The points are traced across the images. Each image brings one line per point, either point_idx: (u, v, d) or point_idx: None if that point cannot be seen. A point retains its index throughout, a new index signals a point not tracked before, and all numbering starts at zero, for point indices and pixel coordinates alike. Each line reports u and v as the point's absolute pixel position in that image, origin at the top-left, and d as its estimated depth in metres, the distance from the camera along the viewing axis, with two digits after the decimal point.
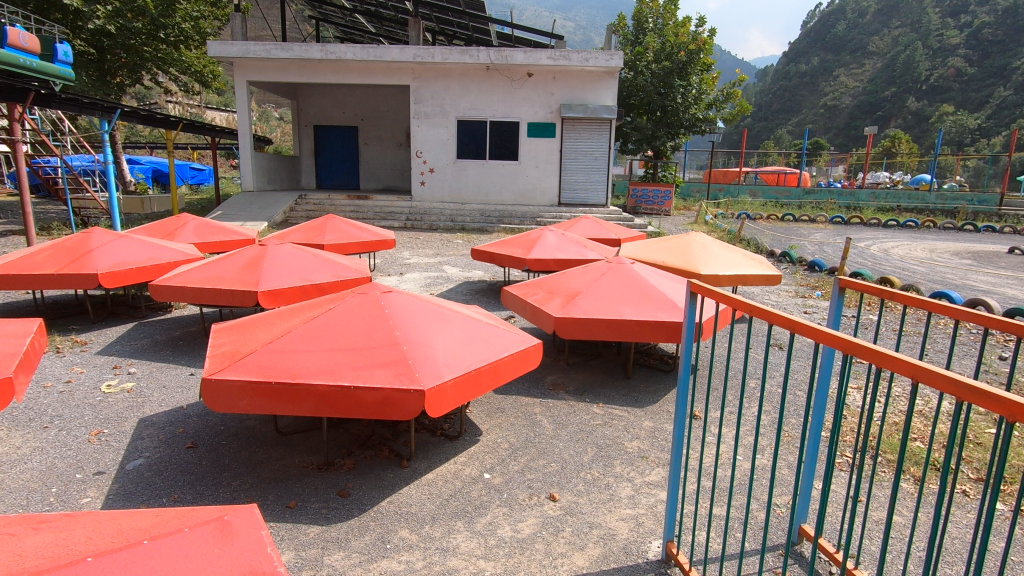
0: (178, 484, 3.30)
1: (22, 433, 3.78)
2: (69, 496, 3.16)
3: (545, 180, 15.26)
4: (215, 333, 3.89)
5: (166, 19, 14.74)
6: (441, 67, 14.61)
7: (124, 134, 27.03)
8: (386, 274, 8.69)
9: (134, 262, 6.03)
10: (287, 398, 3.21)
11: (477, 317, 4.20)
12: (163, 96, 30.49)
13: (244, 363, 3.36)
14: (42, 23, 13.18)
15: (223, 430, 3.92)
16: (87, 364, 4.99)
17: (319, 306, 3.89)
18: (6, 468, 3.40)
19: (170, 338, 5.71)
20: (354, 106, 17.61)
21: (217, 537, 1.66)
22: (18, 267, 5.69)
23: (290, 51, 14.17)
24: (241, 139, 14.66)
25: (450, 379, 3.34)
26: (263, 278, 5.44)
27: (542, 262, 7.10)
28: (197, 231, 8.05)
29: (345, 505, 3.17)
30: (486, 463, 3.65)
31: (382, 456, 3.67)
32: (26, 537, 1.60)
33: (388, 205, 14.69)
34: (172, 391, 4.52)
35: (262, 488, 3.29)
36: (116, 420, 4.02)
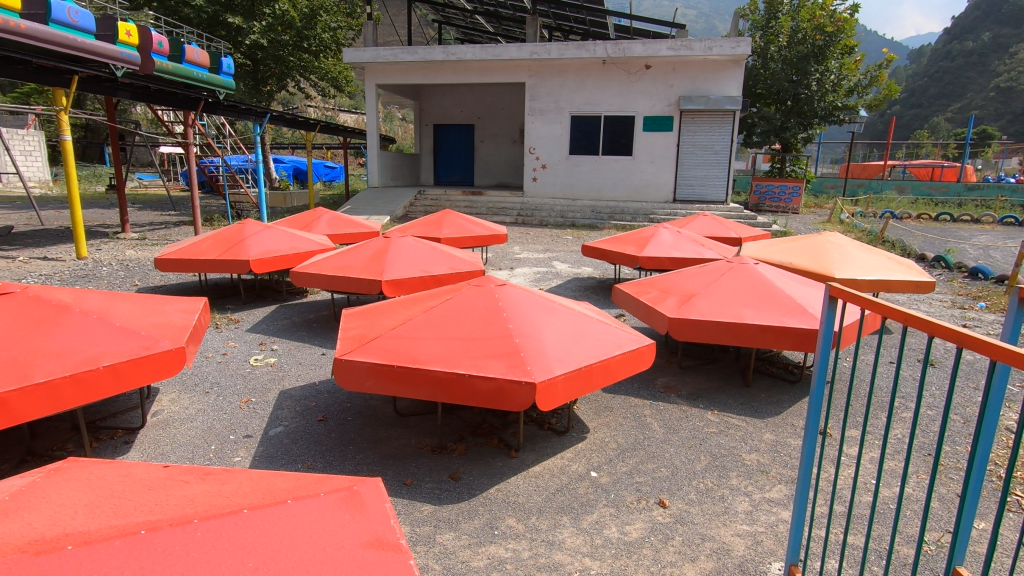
0: (310, 453, 3.64)
1: (190, 396, 4.39)
2: (224, 454, 3.60)
3: (661, 176, 14.75)
4: (346, 317, 4.22)
5: (309, 31, 16.31)
6: (558, 63, 14.64)
7: (272, 136, 30.20)
8: (497, 268, 8.93)
9: (279, 251, 6.73)
10: (408, 382, 3.40)
11: (590, 314, 4.18)
12: (303, 101, 33.71)
13: (370, 346, 3.61)
14: (211, 39, 15.09)
15: (350, 407, 4.26)
16: (240, 340, 5.65)
17: (437, 296, 4.08)
18: (176, 425, 3.96)
19: (306, 320, 6.30)
20: (472, 105, 18.21)
21: (348, 504, 1.81)
22: (189, 252, 6.58)
23: (415, 54, 14.96)
24: (370, 139, 15.83)
25: (562, 374, 3.35)
26: (387, 268, 5.81)
27: (656, 261, 6.86)
28: (331, 224, 8.80)
29: (456, 488, 3.30)
30: (593, 461, 3.61)
31: (492, 444, 3.77)
32: (198, 485, 1.86)
33: (501, 201, 15.03)
34: (307, 368, 4.99)
35: (383, 464, 3.53)
36: (261, 391, 4.52)
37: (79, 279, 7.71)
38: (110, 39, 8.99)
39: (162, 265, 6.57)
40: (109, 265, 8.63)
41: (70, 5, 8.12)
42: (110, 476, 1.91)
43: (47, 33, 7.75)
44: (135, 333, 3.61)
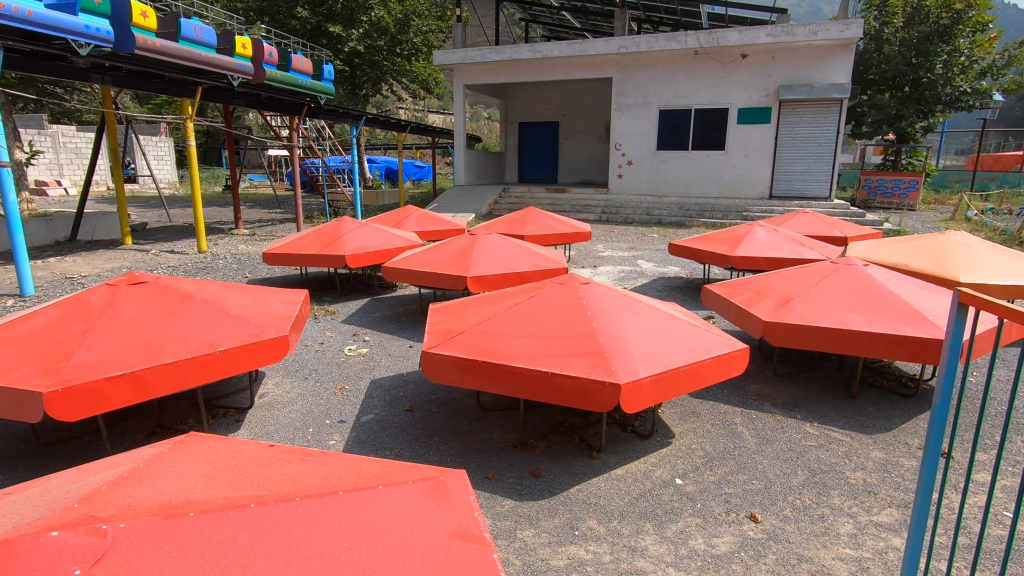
0: (398, 441, 3.79)
1: (291, 381, 4.73)
2: (321, 437, 3.84)
3: (756, 171, 13.94)
4: (433, 311, 4.35)
5: (402, 35, 17.04)
6: (647, 56, 14.24)
7: (366, 137, 31.80)
8: (580, 266, 8.85)
9: (372, 247, 7.08)
10: (491, 377, 3.45)
11: (678, 315, 4.02)
12: (396, 103, 35.27)
13: (456, 341, 3.69)
14: (314, 48, 16.13)
15: (435, 399, 4.39)
16: (335, 330, 6.01)
17: (522, 293, 4.10)
18: (279, 407, 4.28)
19: (395, 314, 6.58)
20: (557, 102, 18.16)
21: (435, 493, 1.87)
22: (292, 247, 7.06)
23: (503, 53, 15.17)
24: (457, 138, 16.26)
25: (647, 376, 3.26)
26: (473, 265, 5.93)
27: (750, 260, 6.50)
28: (419, 222, 9.14)
29: (536, 485, 3.31)
30: (679, 468, 3.48)
31: (573, 443, 3.75)
32: (300, 465, 1.99)
33: (585, 198, 14.89)
34: (396, 359, 5.21)
35: (465, 456, 3.61)
36: (354, 379, 4.78)
37: (199, 271, 8.54)
38: (228, 52, 9.88)
39: (269, 259, 7.11)
40: (224, 259, 9.47)
41: (196, 23, 8.93)
42: (224, 451, 2.09)
43: (176, 49, 8.65)
44: (246, 321, 3.93)
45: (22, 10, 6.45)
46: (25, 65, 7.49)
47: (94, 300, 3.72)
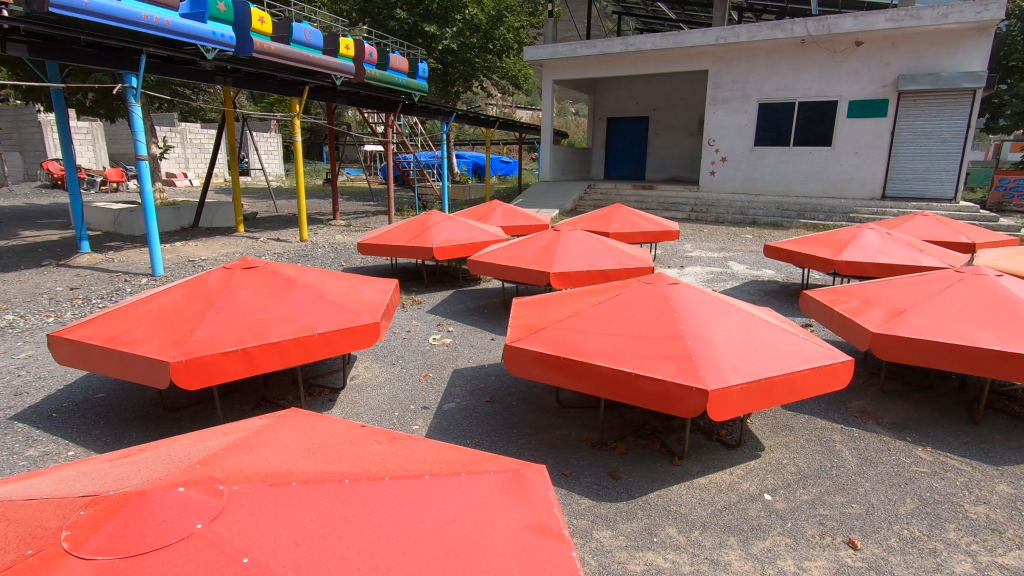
0: (478, 431, 3.87)
1: (379, 366, 4.97)
2: (406, 421, 4.00)
3: (866, 169, 12.82)
4: (516, 305, 4.39)
5: (494, 32, 17.32)
6: (747, 47, 13.49)
7: (455, 133, 32.65)
8: (666, 266, 8.58)
9: (459, 240, 7.26)
10: (573, 374, 3.42)
11: (773, 322, 3.79)
12: (484, 100, 35.96)
13: (539, 335, 3.70)
14: (410, 48, 16.76)
15: (515, 392, 4.44)
16: (421, 319, 6.23)
17: (606, 291, 4.05)
18: (368, 389, 4.51)
19: (478, 306, 6.72)
20: (648, 96, 17.67)
21: (515, 485, 1.89)
22: (384, 238, 7.40)
23: (594, 47, 14.95)
24: (544, 134, 16.31)
25: (738, 384, 3.10)
26: (557, 261, 5.93)
27: (856, 266, 6.00)
28: (504, 216, 9.26)
29: (614, 487, 3.25)
30: (768, 483, 3.29)
31: (654, 448, 3.65)
32: (389, 447, 2.09)
33: (674, 196, 14.43)
34: (478, 351, 5.32)
35: (543, 451, 3.62)
36: (438, 367, 4.94)
37: (301, 258, 9.18)
38: (333, 53, 10.52)
39: (363, 249, 7.49)
40: (322, 248, 10.10)
41: (305, 26, 9.62)
42: (323, 428, 2.24)
43: (289, 52, 9.32)
44: (342, 307, 4.17)
45: (162, 20, 7.20)
46: (162, 69, 8.35)
47: (213, 282, 4.10)
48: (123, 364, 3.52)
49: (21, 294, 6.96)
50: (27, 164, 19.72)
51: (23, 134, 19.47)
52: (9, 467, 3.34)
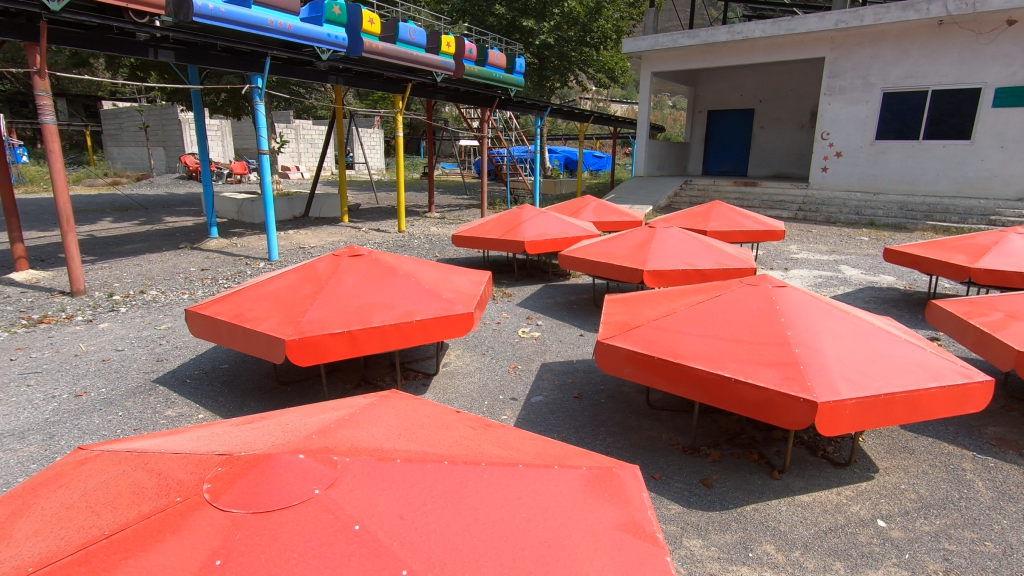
0: (565, 426, 3.87)
1: (470, 355, 5.10)
2: (495, 411, 4.08)
3: (1014, 166, 11.28)
4: (608, 302, 4.32)
5: (592, 24, 17.16)
6: (872, 30, 12.32)
7: (548, 128, 32.71)
8: (768, 268, 8.08)
9: (550, 235, 7.28)
10: (667, 376, 3.32)
11: (895, 332, 3.45)
12: (579, 94, 35.70)
13: (632, 334, 3.62)
14: (508, 44, 16.92)
15: (604, 390, 4.39)
16: (511, 312, 6.32)
17: (705, 291, 3.88)
18: (459, 377, 4.65)
19: (568, 302, 6.70)
20: (754, 87, 16.65)
21: (607, 482, 1.88)
22: (477, 232, 7.56)
23: (697, 37, 14.37)
24: (640, 127, 15.92)
25: (852, 398, 2.86)
26: (650, 258, 5.76)
27: (997, 275, 5.31)
28: (596, 212, 9.15)
29: (707, 495, 3.12)
30: (882, 508, 3.01)
31: (752, 459, 3.45)
32: (483, 434, 2.15)
33: (779, 193, 13.54)
34: (566, 346, 5.30)
35: (632, 451, 3.56)
36: (526, 360, 4.99)
37: (399, 248, 9.63)
38: (435, 51, 10.89)
39: (456, 242, 7.69)
40: (419, 239, 10.52)
41: (411, 25, 10.04)
42: (421, 411, 2.35)
43: (395, 51, 9.77)
44: (438, 297, 4.33)
45: (286, 25, 7.87)
46: (283, 70, 9.05)
47: (323, 268, 4.40)
48: (246, 339, 3.88)
49: (162, 273, 7.87)
50: (168, 158, 22.22)
51: (166, 132, 21.94)
52: (153, 424, 3.81)
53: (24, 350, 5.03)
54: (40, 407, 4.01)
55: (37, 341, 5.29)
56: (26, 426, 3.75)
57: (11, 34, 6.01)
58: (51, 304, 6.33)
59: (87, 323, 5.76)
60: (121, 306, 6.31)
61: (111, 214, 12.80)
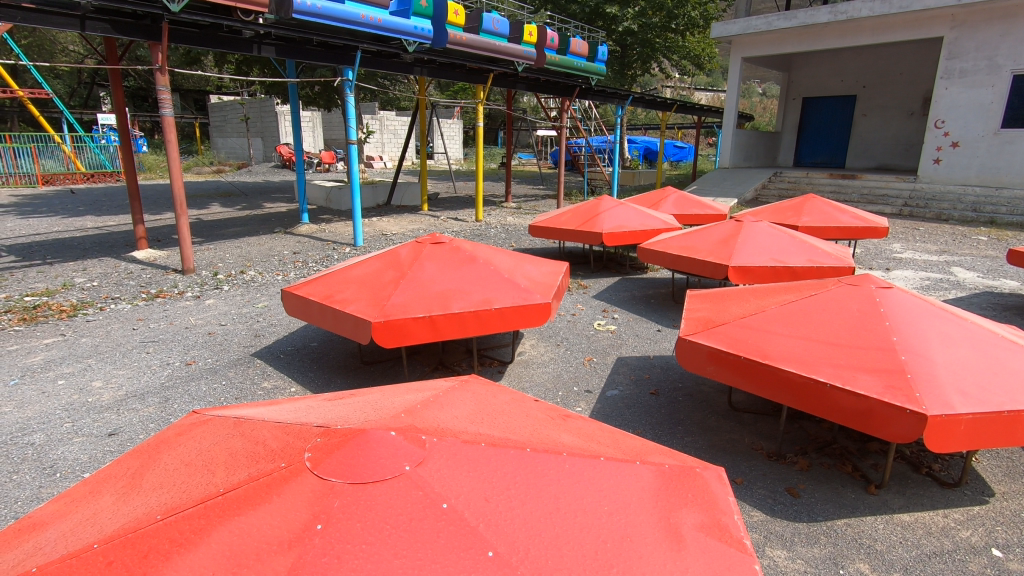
0: (641, 422, 3.80)
1: (545, 344, 5.11)
2: (569, 402, 4.07)
3: None
4: (691, 298, 4.17)
5: (679, 9, 16.40)
6: (1003, 5, 11.01)
7: (628, 118, 31.97)
8: (866, 268, 7.49)
9: (629, 227, 7.12)
10: (753, 377, 3.17)
11: (1020, 342, 3.10)
12: (662, 82, 34.53)
13: (716, 331, 3.47)
14: (591, 32, 16.65)
15: (682, 387, 4.27)
16: (586, 304, 6.26)
17: (798, 290, 3.65)
18: (534, 366, 4.68)
19: (645, 296, 6.55)
20: (857, 72, 15.40)
21: (690, 482, 1.82)
22: (554, 222, 7.51)
23: (794, 19, 13.48)
24: (727, 116, 15.20)
25: (968, 413, 2.60)
26: (736, 253, 5.50)
27: None
28: (678, 204, 8.85)
29: (793, 505, 2.96)
30: (997, 537, 2.72)
31: (846, 471, 3.23)
32: (562, 424, 2.14)
33: (882, 186, 12.49)
34: (643, 341, 5.19)
35: (711, 453, 3.43)
36: (602, 353, 4.93)
37: (476, 237, 9.79)
38: (518, 40, 10.91)
39: (533, 232, 7.68)
40: (495, 228, 10.65)
41: (494, 16, 10.11)
42: (501, 398, 2.38)
43: (479, 41, 9.89)
44: (516, 286, 4.36)
45: (376, 19, 8.11)
46: (373, 63, 9.40)
47: (405, 255, 4.54)
48: (335, 320, 4.09)
49: (260, 255, 8.47)
50: (265, 147, 23.76)
51: (265, 123, 23.46)
52: (252, 394, 4.12)
53: (144, 321, 5.59)
54: (158, 372, 4.46)
55: (155, 313, 5.85)
56: (146, 388, 4.18)
57: (138, 34, 6.61)
58: (167, 280, 6.99)
59: (196, 299, 6.31)
60: (224, 285, 6.86)
61: (216, 200, 13.92)
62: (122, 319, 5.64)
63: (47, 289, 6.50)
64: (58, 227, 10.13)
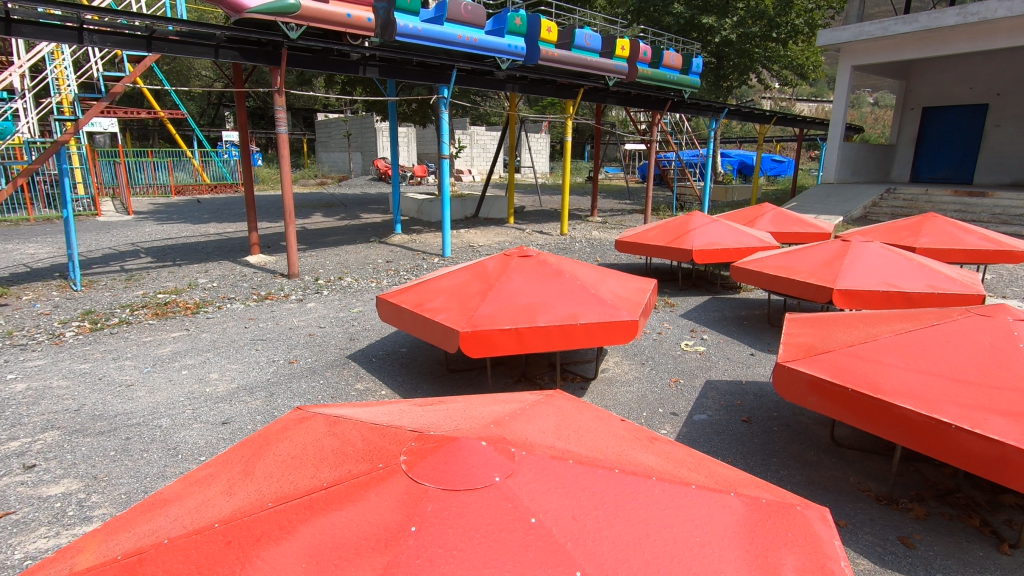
0: (732, 450, 3.60)
1: (629, 363, 5.00)
2: (653, 424, 3.94)
3: None
4: (791, 322, 3.92)
5: (782, 17, 15.37)
6: None
7: (723, 130, 30.85)
8: (997, 296, 6.70)
9: (721, 244, 6.84)
10: (863, 412, 2.91)
11: None
12: (760, 93, 33.08)
13: (818, 359, 3.24)
14: (686, 44, 16.25)
15: (778, 417, 4.01)
16: (673, 323, 6.07)
17: (916, 318, 3.32)
18: (617, 384, 4.59)
19: (737, 317, 6.24)
20: (989, 78, 13.90)
21: (788, 518, 1.71)
22: (641, 237, 7.35)
23: (915, 22, 12.43)
24: (833, 128, 14.25)
25: None
26: (842, 275, 5.11)
27: None
28: (775, 221, 8.39)
29: (907, 556, 2.67)
30: None
31: (972, 525, 2.88)
32: (649, 447, 2.08)
33: (1018, 205, 11.14)
34: (734, 365, 4.94)
35: (811, 490, 3.19)
36: (689, 375, 4.74)
37: (561, 251, 9.81)
38: (609, 55, 10.88)
39: (619, 247, 7.56)
40: (580, 242, 10.61)
41: (587, 31, 10.18)
42: (586, 415, 2.36)
43: (570, 57, 9.99)
44: (603, 301, 4.32)
45: (473, 39, 8.46)
46: (468, 81, 9.72)
47: (492, 267, 4.64)
48: (425, 327, 4.25)
49: (356, 263, 8.98)
50: (364, 161, 25.26)
51: (364, 138, 24.96)
52: (347, 394, 4.37)
53: (255, 320, 6.11)
54: (265, 368, 4.84)
55: (263, 313, 6.37)
56: (255, 382, 4.56)
57: (261, 60, 7.28)
58: (275, 283, 7.59)
59: (299, 302, 6.80)
60: (324, 289, 7.35)
61: (319, 210, 14.95)
62: (236, 318, 6.20)
63: (176, 288, 7.27)
64: (187, 233, 11.33)
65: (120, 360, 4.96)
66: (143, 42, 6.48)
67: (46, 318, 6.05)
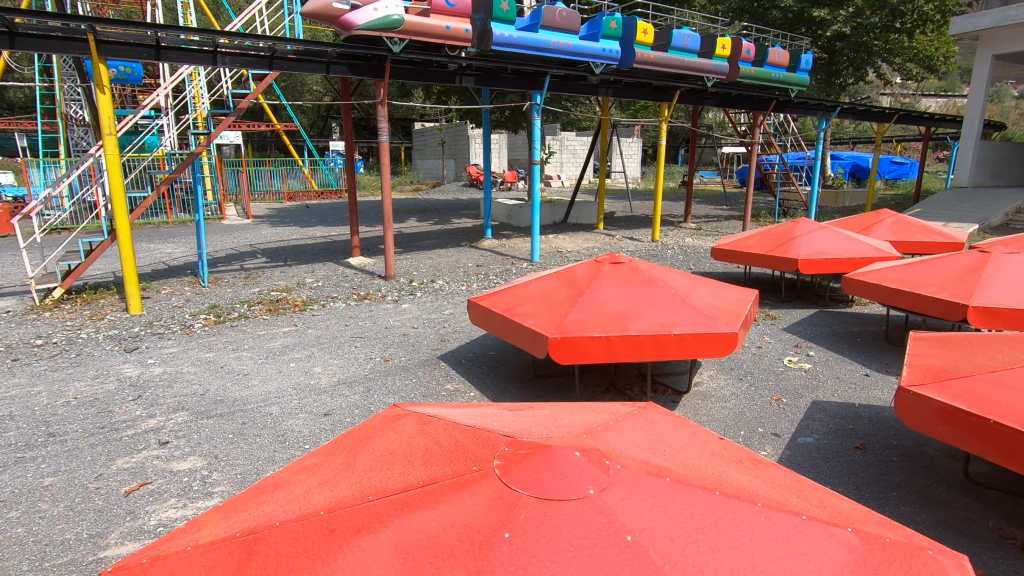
0: (843, 479, 3.29)
1: (725, 377, 4.74)
2: (753, 444, 3.70)
3: None
4: (916, 341, 3.52)
5: (907, 6, 13.86)
6: None
7: (833, 130, 28.66)
8: None
9: (832, 253, 6.31)
10: (1007, 448, 2.55)
11: None
12: (878, 90, 30.36)
13: (951, 385, 2.88)
14: (794, 39, 15.23)
15: (898, 446, 3.62)
16: (775, 336, 5.68)
17: None
18: (712, 399, 4.36)
19: (849, 333, 5.73)
20: None
21: (915, 561, 1.52)
22: (740, 245, 6.96)
23: None
24: (967, 126, 12.74)
25: None
26: (979, 291, 4.53)
27: None
28: (896, 228, 7.62)
29: None
30: None
31: None
32: (750, 469, 1.94)
33: None
34: (846, 385, 4.53)
35: (939, 531, 2.84)
36: (793, 394, 4.40)
37: (652, 258, 9.53)
38: (709, 54, 10.44)
39: (716, 255, 7.20)
40: (672, 249, 10.26)
41: (685, 31, 9.83)
42: (682, 430, 2.25)
43: (667, 59, 9.70)
44: (699, 312, 4.13)
45: (567, 44, 8.48)
46: (560, 86, 9.73)
47: (582, 273, 4.58)
48: (515, 332, 4.28)
49: (448, 266, 9.27)
50: (457, 168, 26.08)
51: (458, 145, 25.78)
52: (437, 393, 4.51)
53: (355, 318, 6.46)
54: (363, 364, 5.11)
55: (362, 312, 6.74)
56: (353, 377, 4.83)
57: (367, 73, 7.72)
58: (373, 284, 8.00)
59: (395, 303, 7.12)
60: (418, 291, 7.64)
61: (414, 215, 15.60)
62: (338, 316, 6.60)
63: (286, 286, 7.87)
64: (296, 236, 12.26)
65: (239, 351, 5.44)
66: (265, 61, 7.13)
67: (179, 310, 6.77)
